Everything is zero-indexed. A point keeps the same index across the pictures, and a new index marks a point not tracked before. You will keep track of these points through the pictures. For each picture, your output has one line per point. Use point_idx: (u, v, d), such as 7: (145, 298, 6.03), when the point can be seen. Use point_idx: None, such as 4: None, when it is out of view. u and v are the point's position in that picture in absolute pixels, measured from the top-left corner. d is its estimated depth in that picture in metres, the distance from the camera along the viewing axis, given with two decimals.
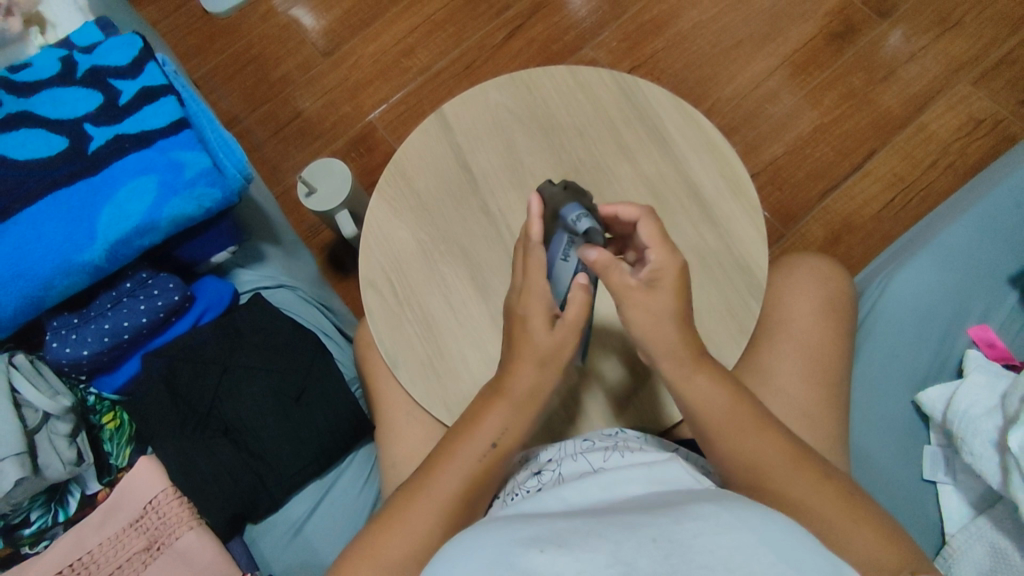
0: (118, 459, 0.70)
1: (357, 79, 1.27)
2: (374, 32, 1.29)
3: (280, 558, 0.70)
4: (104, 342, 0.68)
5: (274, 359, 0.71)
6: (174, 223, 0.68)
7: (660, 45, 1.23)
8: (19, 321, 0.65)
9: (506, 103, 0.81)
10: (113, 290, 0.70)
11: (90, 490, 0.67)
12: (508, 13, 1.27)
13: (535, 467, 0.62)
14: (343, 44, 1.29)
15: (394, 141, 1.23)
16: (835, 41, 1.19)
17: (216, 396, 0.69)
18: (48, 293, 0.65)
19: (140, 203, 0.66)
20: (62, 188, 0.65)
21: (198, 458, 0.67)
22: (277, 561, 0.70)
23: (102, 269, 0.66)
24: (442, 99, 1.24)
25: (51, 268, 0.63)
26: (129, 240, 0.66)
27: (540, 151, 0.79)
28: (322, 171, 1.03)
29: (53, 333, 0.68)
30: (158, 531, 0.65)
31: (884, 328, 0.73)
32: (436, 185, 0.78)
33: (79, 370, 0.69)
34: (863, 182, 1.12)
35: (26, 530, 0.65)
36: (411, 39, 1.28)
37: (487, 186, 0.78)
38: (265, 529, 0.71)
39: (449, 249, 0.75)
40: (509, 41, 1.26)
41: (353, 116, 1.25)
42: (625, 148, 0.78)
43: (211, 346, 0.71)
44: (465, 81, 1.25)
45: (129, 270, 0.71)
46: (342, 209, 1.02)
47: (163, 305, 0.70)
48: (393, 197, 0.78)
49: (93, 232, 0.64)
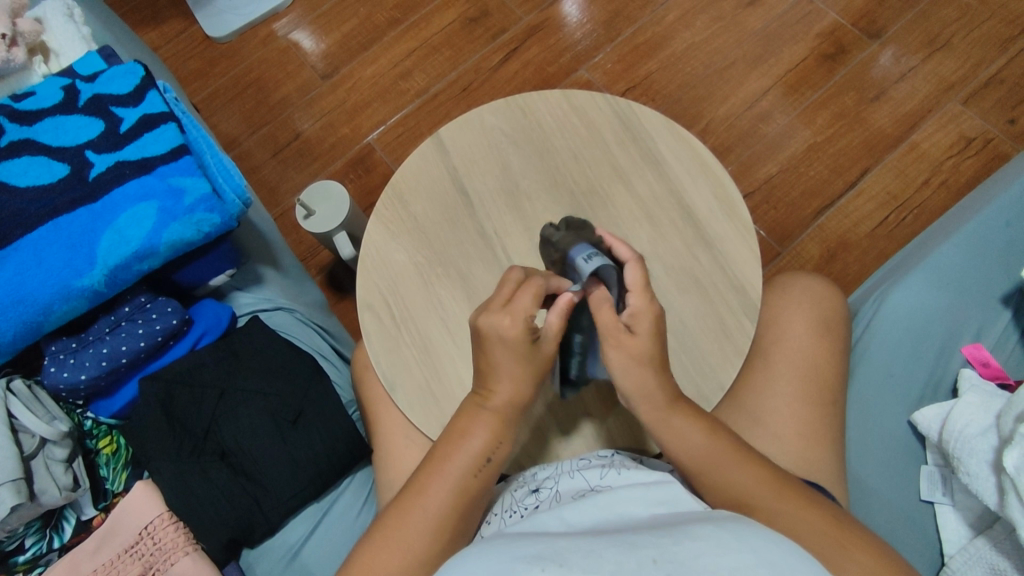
0: (114, 484, 0.69)
1: (356, 102, 1.29)
2: (373, 55, 1.31)
3: None
4: (102, 366, 0.68)
5: (271, 381, 0.71)
6: (172, 248, 0.69)
7: (654, 67, 1.25)
8: (18, 346, 0.66)
9: (501, 126, 0.82)
10: (112, 314, 0.70)
11: (86, 515, 0.67)
12: (504, 37, 1.29)
13: (533, 484, 0.61)
14: (342, 67, 1.31)
15: (392, 162, 1.24)
16: (826, 62, 1.21)
17: (213, 418, 0.69)
18: (48, 318, 0.65)
19: (139, 228, 0.66)
20: (63, 215, 0.66)
21: (195, 482, 0.66)
22: None
23: (100, 294, 0.67)
24: (440, 121, 1.26)
25: (51, 293, 0.64)
26: (128, 265, 0.66)
27: (535, 174, 0.80)
28: (320, 194, 1.04)
29: (51, 357, 0.68)
30: (154, 557, 0.65)
31: (878, 347, 0.73)
32: (432, 208, 0.79)
33: (77, 396, 0.69)
34: (857, 201, 1.13)
35: (20, 557, 0.64)
36: (409, 61, 1.30)
37: (483, 208, 0.79)
38: (263, 553, 0.70)
39: (447, 271, 0.76)
40: (506, 64, 1.28)
41: (351, 138, 1.27)
42: (619, 170, 0.79)
43: (209, 370, 0.71)
44: (462, 103, 1.26)
45: (127, 294, 0.71)
46: (340, 230, 1.02)
47: (161, 329, 0.70)
48: (390, 220, 0.79)
49: (93, 257, 0.65)
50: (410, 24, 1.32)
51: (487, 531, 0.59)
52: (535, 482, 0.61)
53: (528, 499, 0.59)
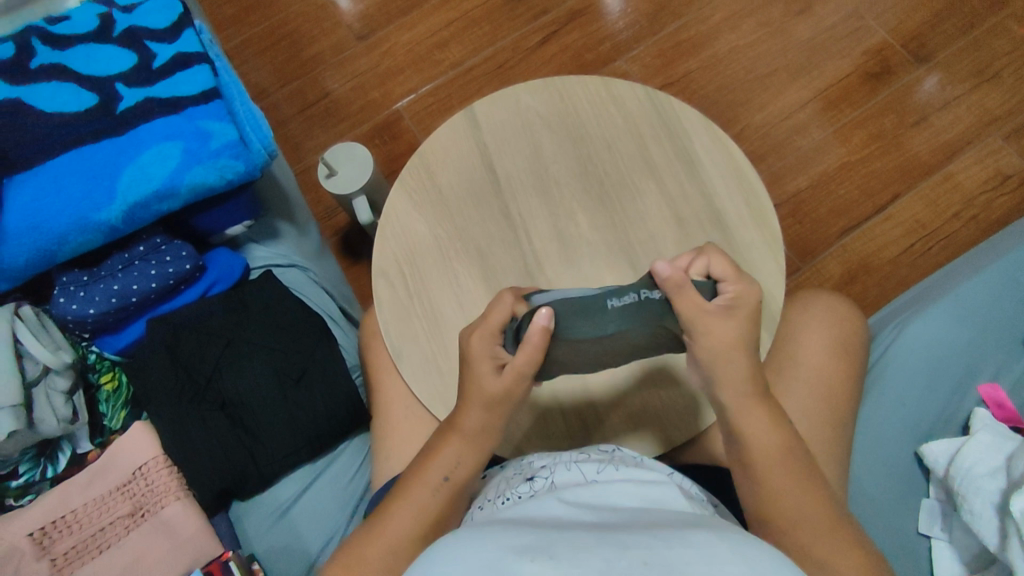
0: (111, 421, 0.68)
1: (389, 66, 1.27)
2: (411, 21, 1.29)
3: (263, 538, 0.69)
4: (111, 303, 0.67)
5: (279, 338, 0.71)
6: (193, 191, 0.68)
7: (695, 66, 1.22)
8: (29, 272, 0.65)
9: (537, 107, 0.81)
10: (126, 252, 0.69)
11: (81, 449, 0.66)
12: (545, 18, 1.27)
13: (529, 473, 0.60)
14: (379, 30, 1.29)
15: (419, 133, 1.23)
16: (871, 80, 1.19)
17: (217, 368, 0.69)
18: (62, 247, 0.64)
19: (162, 167, 0.66)
20: (87, 144, 0.65)
21: (191, 427, 0.66)
22: (260, 541, 0.69)
23: (117, 230, 0.66)
24: (472, 97, 1.24)
25: (68, 223, 0.63)
26: (148, 204, 0.66)
27: (566, 160, 0.78)
28: (344, 155, 1.02)
29: (61, 288, 0.67)
30: (144, 498, 0.65)
31: (893, 376, 0.72)
32: (459, 182, 0.78)
33: (84, 328, 0.68)
34: (884, 226, 1.11)
35: (13, 484, 0.64)
36: (447, 32, 1.28)
37: (509, 189, 0.77)
38: (252, 507, 0.70)
39: (467, 248, 0.75)
40: (544, 46, 1.25)
41: (380, 104, 1.25)
42: (651, 165, 0.77)
43: (217, 319, 0.71)
44: (495, 81, 1.24)
45: (143, 234, 0.70)
46: (360, 195, 1.01)
47: (174, 272, 0.70)
48: (415, 190, 0.78)
49: (113, 192, 0.64)
50: None
51: (478, 515, 0.58)
52: (530, 471, 0.60)
53: (520, 485, 0.58)
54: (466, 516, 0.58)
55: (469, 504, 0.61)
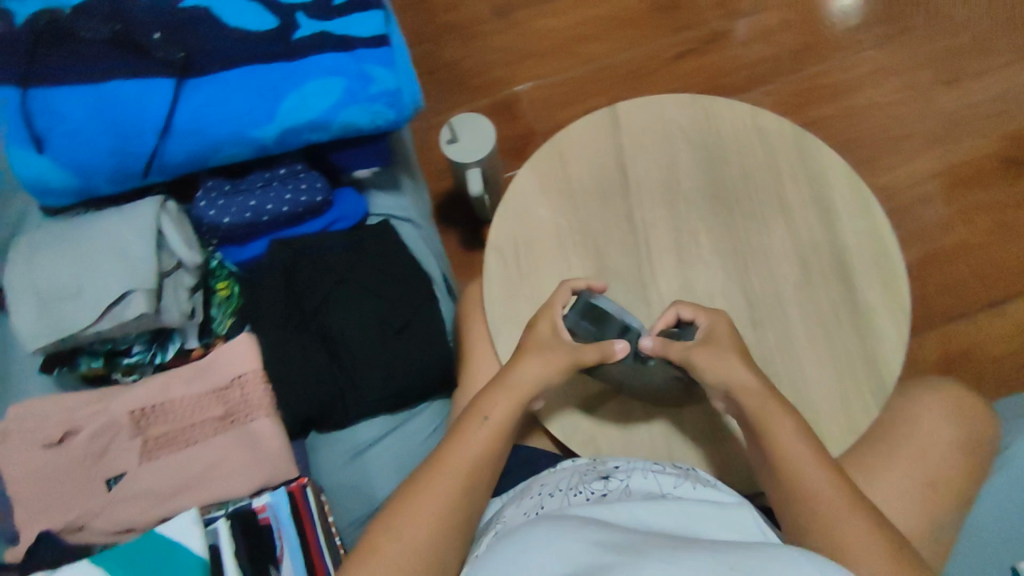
0: (218, 326, 0.72)
1: (520, 49, 1.27)
2: (550, 9, 1.29)
3: (334, 474, 0.71)
4: (244, 217, 0.71)
5: (387, 287, 0.72)
6: (343, 130, 0.69)
7: (828, 113, 1.18)
8: (177, 172, 0.67)
9: (680, 121, 0.79)
10: (268, 171, 0.72)
11: (188, 346, 0.70)
12: (685, 33, 1.25)
13: (603, 472, 0.60)
14: (518, 12, 1.30)
15: (536, 120, 1.23)
16: (1012, 168, 1.12)
17: (324, 301, 0.71)
18: (214, 155, 0.66)
19: (322, 100, 0.66)
20: (259, 63, 0.66)
21: (292, 351, 0.69)
22: (331, 475, 0.71)
23: (266, 149, 0.68)
24: (595, 97, 1.24)
25: (226, 134, 0.65)
26: (300, 131, 0.67)
27: (700, 179, 0.77)
28: (469, 125, 1.03)
29: (204, 191, 0.71)
30: (237, 406, 0.67)
31: (1010, 481, 0.69)
32: (588, 177, 0.78)
33: (214, 234, 0.72)
34: (991, 322, 1.05)
35: (123, 359, 0.69)
36: (583, 27, 1.27)
37: (636, 195, 0.77)
38: (329, 441, 0.72)
39: (582, 242, 0.75)
40: (678, 61, 1.24)
41: (504, 83, 1.26)
42: (785, 205, 0.75)
43: (334, 255, 0.73)
44: (622, 86, 1.24)
45: (286, 157, 0.73)
46: (475, 167, 1.02)
47: (306, 201, 0.72)
48: (545, 175, 0.78)
49: (273, 113, 0.65)
50: None
51: (551, 504, 0.57)
52: (602, 469, 0.60)
53: (591, 480, 0.58)
54: (535, 500, 0.58)
55: (539, 489, 0.61)
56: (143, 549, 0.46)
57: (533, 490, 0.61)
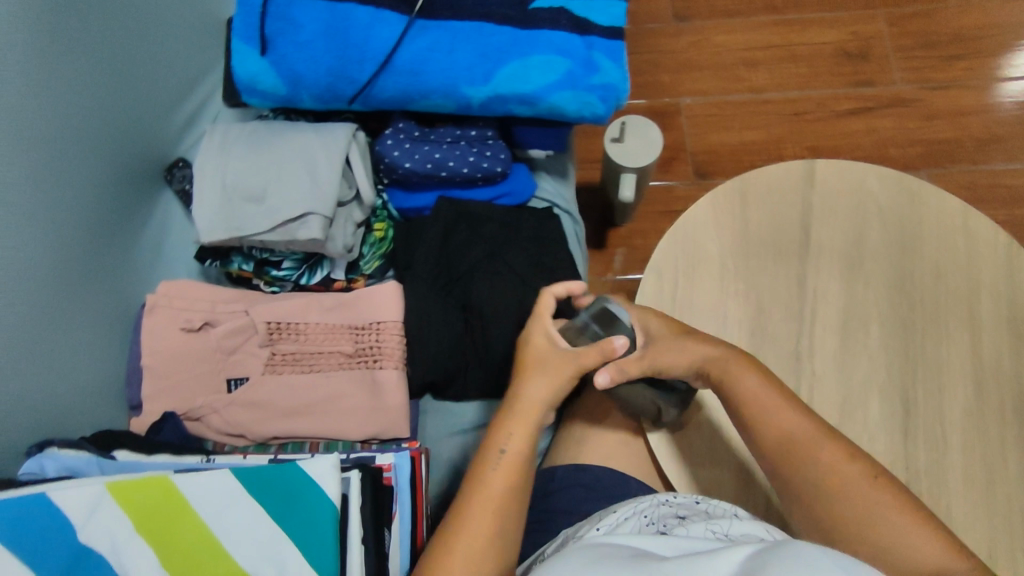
0: (365, 265, 0.72)
1: (695, 60, 1.21)
2: (735, 27, 1.23)
3: (441, 444, 0.69)
4: (424, 167, 0.69)
5: (536, 276, 0.70)
6: (549, 111, 0.68)
7: (998, 218, 1.09)
8: (379, 106, 0.68)
9: (881, 195, 0.72)
10: (459, 129, 0.71)
11: (334, 275, 0.70)
12: (868, 91, 1.18)
13: (683, 510, 0.53)
14: (702, 21, 1.23)
15: (687, 136, 1.17)
16: None
17: (473, 269, 0.70)
18: (420, 100, 0.67)
19: (540, 77, 0.66)
20: (491, 24, 0.66)
21: (433, 313, 0.68)
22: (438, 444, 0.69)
23: (469, 108, 0.68)
24: (758, 130, 1.17)
25: (440, 84, 0.65)
26: (508, 101, 0.67)
27: (888, 262, 0.70)
28: (639, 129, 0.99)
29: (394, 131, 0.69)
30: (368, 349, 0.66)
31: None
32: (766, 224, 0.72)
33: (389, 175, 0.71)
34: None
35: (271, 271, 0.69)
36: (764, 55, 1.21)
37: (815, 257, 0.70)
38: (442, 410, 0.70)
39: (744, 291, 0.70)
40: (853, 118, 1.16)
41: (668, 91, 1.20)
42: (977, 319, 0.67)
43: (494, 227, 0.72)
44: (788, 127, 1.17)
45: (480, 121, 0.71)
46: (631, 172, 0.98)
47: (485, 169, 0.71)
48: (722, 209, 0.73)
49: (490, 76, 0.65)
50: (788, 23, 1.22)
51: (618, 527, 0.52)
52: (684, 505, 0.54)
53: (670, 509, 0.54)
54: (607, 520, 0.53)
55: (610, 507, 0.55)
56: (281, 477, 0.48)
57: (607, 506, 0.55)
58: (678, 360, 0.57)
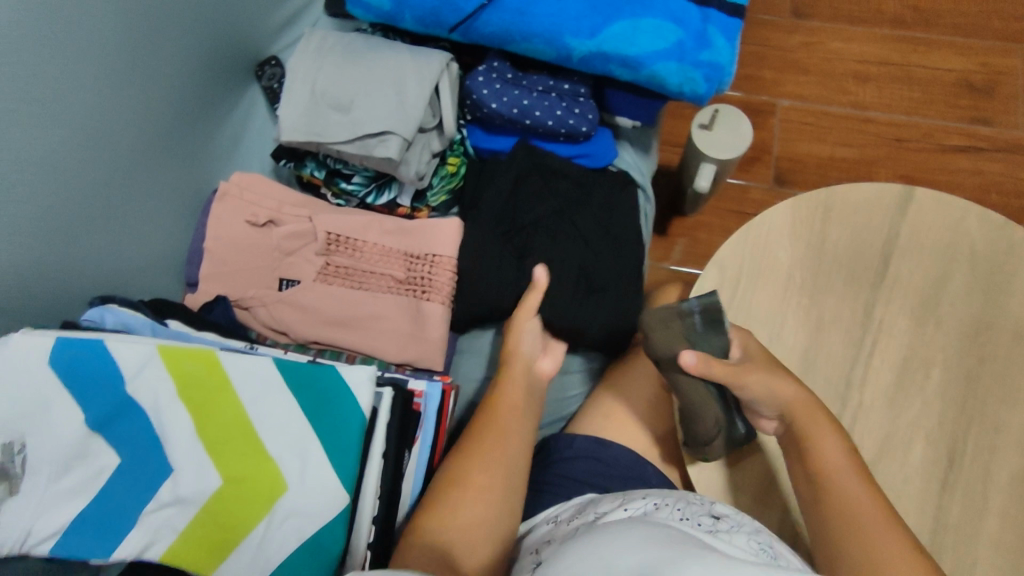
0: (431, 197, 0.72)
1: (803, 62, 1.15)
2: (854, 34, 1.15)
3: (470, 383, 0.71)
4: (510, 112, 0.68)
5: (598, 243, 0.69)
6: (647, 79, 0.65)
7: None
8: (477, 41, 0.67)
9: (977, 240, 0.66)
10: (552, 80, 0.69)
11: (399, 201, 0.71)
12: (980, 129, 1.10)
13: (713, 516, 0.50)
14: (820, 22, 1.16)
15: (776, 139, 1.12)
16: None
17: (538, 223, 0.69)
18: (520, 43, 0.65)
19: (647, 42, 0.63)
20: None
21: (489, 258, 0.68)
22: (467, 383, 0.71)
23: (567, 61, 0.66)
24: (852, 147, 1.11)
25: (544, 30, 0.63)
26: (609, 61, 0.64)
27: (968, 310, 0.65)
28: (731, 120, 0.95)
29: (487, 69, 0.68)
30: (420, 278, 0.68)
31: None
32: (846, 243, 0.68)
33: (473, 113, 0.70)
34: None
35: (340, 183, 0.70)
36: (878, 70, 1.13)
37: (890, 288, 0.67)
38: (477, 351, 0.72)
39: (806, 306, 0.67)
40: (958, 155, 1.09)
41: (767, 88, 1.15)
42: None
43: (567, 186, 0.71)
44: (886, 150, 1.10)
45: (574, 75, 0.69)
46: (711, 163, 0.95)
47: (569, 126, 0.69)
48: (803, 219, 0.69)
49: (596, 31, 0.63)
50: (913, 41, 1.14)
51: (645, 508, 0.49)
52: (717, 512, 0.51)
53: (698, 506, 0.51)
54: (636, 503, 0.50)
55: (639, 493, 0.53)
56: (321, 380, 0.50)
57: (634, 493, 0.53)
58: (763, 387, 0.55)
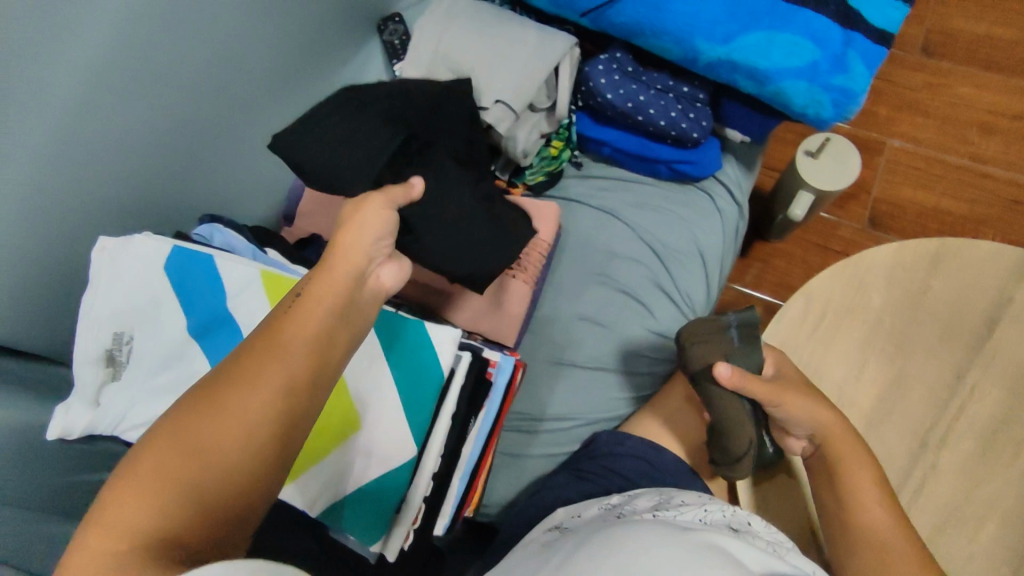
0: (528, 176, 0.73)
1: (927, 104, 1.09)
2: (990, 83, 1.08)
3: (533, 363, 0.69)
4: (623, 105, 0.67)
5: None
6: (773, 95, 0.63)
7: None
8: (606, 29, 0.67)
9: None
10: (672, 80, 0.68)
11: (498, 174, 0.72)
12: None
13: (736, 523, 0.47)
14: (954, 66, 1.10)
15: (881, 180, 1.07)
16: None
17: None
18: (648, 37, 0.64)
19: (780, 56, 0.61)
20: None
21: None
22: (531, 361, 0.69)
23: (692, 63, 0.64)
24: (964, 201, 1.04)
25: (676, 28, 0.62)
26: (736, 70, 0.62)
27: None
28: (839, 152, 0.91)
29: (609, 58, 0.68)
30: None
31: None
32: (947, 297, 0.65)
33: (587, 99, 0.70)
34: None
35: None
36: (1010, 126, 1.06)
37: (987, 353, 0.63)
38: (544, 333, 0.69)
39: (892, 355, 0.64)
40: None
41: (883, 125, 1.09)
42: None
43: None
44: (1002, 210, 1.03)
45: (695, 80, 0.68)
46: (811, 191, 0.91)
47: (681, 129, 0.67)
48: (906, 264, 0.66)
49: (730, 37, 0.61)
50: None
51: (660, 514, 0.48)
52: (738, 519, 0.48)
53: (743, 512, 0.49)
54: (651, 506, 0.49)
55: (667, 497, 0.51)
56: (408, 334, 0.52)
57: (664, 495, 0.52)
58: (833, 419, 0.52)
